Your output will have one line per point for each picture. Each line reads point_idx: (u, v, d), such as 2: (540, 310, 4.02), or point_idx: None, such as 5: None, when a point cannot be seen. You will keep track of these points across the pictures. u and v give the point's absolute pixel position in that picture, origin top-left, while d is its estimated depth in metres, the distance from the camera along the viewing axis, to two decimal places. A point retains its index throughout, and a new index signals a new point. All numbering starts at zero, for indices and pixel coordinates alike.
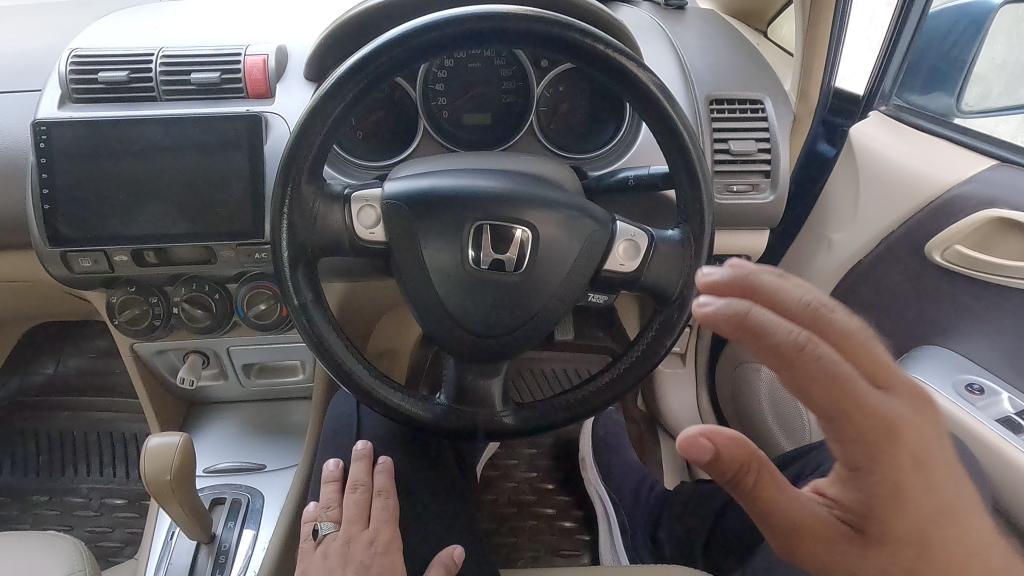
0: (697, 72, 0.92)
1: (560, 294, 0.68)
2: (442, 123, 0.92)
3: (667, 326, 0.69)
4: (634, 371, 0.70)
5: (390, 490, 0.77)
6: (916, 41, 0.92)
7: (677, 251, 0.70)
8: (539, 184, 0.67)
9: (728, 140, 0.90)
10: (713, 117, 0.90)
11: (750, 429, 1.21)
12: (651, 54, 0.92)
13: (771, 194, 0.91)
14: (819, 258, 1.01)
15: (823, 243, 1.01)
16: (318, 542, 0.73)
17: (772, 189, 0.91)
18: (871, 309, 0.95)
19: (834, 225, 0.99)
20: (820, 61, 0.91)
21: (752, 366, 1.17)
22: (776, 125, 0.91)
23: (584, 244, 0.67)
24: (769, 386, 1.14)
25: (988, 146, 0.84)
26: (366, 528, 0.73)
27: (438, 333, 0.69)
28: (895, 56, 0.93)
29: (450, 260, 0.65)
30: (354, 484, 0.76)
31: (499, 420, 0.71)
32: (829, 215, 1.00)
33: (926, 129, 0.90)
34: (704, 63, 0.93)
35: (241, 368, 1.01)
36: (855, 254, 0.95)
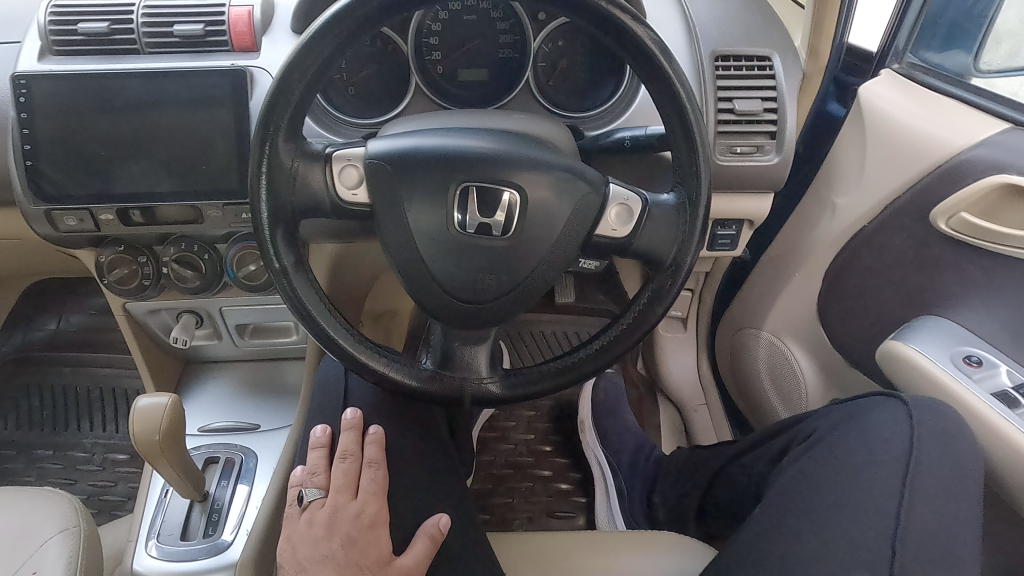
0: (703, 25, 0.88)
1: (549, 259, 0.66)
2: (435, 79, 0.89)
3: (659, 295, 0.68)
4: (625, 339, 0.69)
5: (380, 461, 0.77)
6: None
7: (671, 216, 0.67)
8: (530, 145, 0.64)
9: (733, 99, 0.87)
10: (718, 74, 0.87)
11: (746, 396, 1.20)
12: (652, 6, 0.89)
13: (776, 156, 0.88)
14: (823, 223, 0.98)
15: (827, 207, 0.98)
16: (303, 509, 0.75)
17: (777, 152, 0.88)
18: (874, 276, 0.92)
19: (838, 188, 0.96)
20: (833, 14, 0.88)
21: (750, 331, 1.15)
22: (783, 84, 0.87)
23: (574, 207, 0.65)
24: (768, 352, 1.12)
25: (1003, 108, 0.79)
26: (353, 499, 0.73)
27: (424, 298, 0.67)
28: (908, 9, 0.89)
29: (436, 222, 0.63)
30: (343, 454, 0.77)
31: (485, 387, 0.70)
32: (835, 177, 0.97)
33: (938, 88, 0.86)
34: (711, 16, 0.88)
35: (235, 329, 1.01)
36: (859, 219, 0.92)
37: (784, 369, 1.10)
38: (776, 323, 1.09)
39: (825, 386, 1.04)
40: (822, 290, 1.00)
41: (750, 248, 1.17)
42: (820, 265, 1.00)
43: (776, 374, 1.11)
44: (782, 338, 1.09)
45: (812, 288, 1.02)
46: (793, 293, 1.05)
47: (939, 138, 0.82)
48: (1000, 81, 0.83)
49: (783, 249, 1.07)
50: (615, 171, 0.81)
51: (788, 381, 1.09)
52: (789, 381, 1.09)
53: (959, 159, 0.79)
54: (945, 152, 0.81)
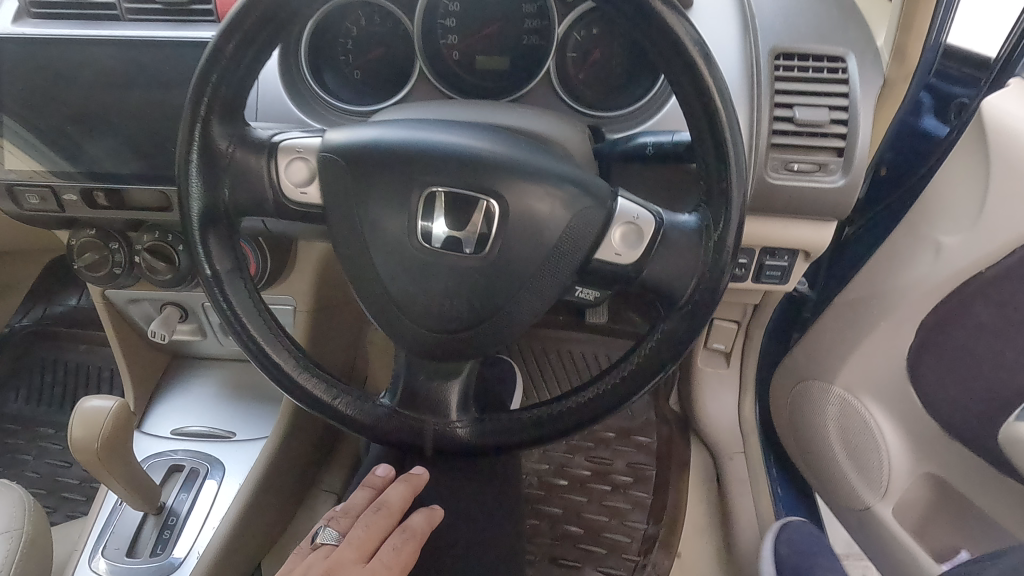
0: (765, 17, 0.73)
1: (534, 285, 0.54)
2: (450, 66, 0.78)
3: (674, 338, 0.55)
4: (625, 390, 0.56)
5: (417, 533, 0.67)
6: None
7: (691, 242, 0.54)
8: (518, 145, 0.52)
9: (794, 105, 0.72)
10: (777, 75, 0.73)
11: (809, 452, 1.05)
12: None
13: (842, 178, 0.73)
14: (922, 266, 0.83)
15: (930, 246, 0.82)
16: (314, 548, 0.66)
17: (841, 173, 0.72)
18: (989, 334, 0.76)
19: (945, 226, 0.80)
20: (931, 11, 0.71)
21: (816, 384, 1.00)
22: (858, 90, 0.72)
23: (570, 225, 0.52)
24: (839, 411, 0.97)
25: None
26: (363, 564, 0.63)
27: (383, 320, 0.56)
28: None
29: (396, 232, 0.52)
30: (381, 504, 0.68)
31: (454, 432, 0.59)
32: (941, 212, 0.81)
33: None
34: (777, 5, 0.73)
35: (219, 327, 0.93)
36: (971, 265, 0.76)
37: (860, 432, 0.95)
38: (852, 378, 0.94)
39: (915, 453, 0.90)
40: (915, 344, 0.85)
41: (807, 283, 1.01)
42: (913, 314, 0.84)
43: (849, 435, 0.96)
44: (858, 397, 0.94)
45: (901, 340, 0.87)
46: (875, 343, 0.89)
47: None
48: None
49: (863, 291, 0.92)
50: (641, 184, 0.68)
51: (864, 446, 0.94)
52: (868, 446, 0.94)
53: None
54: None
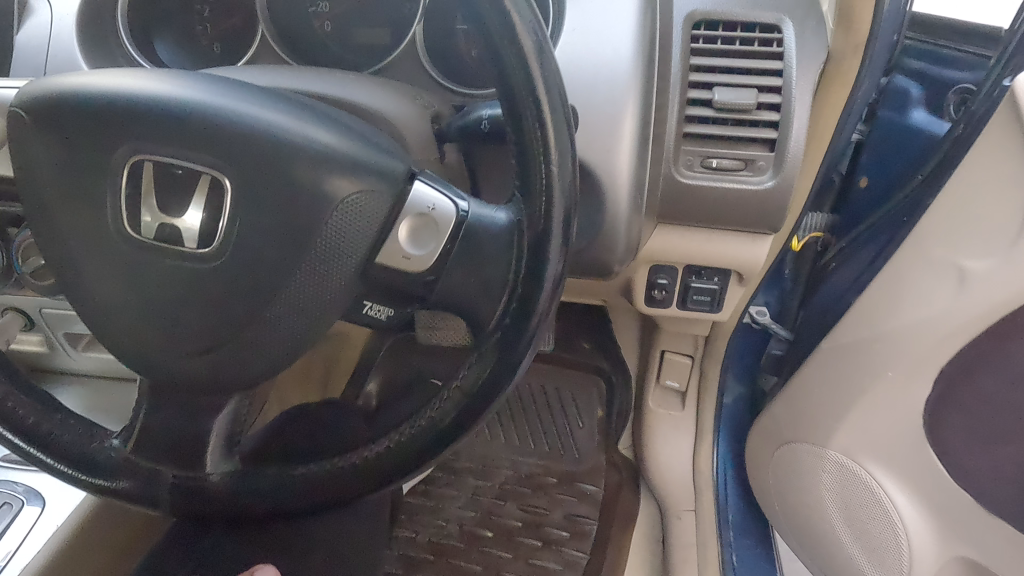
0: None
1: (295, 293, 0.40)
2: (323, 40, 0.64)
3: (480, 389, 0.40)
4: (419, 449, 0.42)
5: None
6: None
7: (495, 250, 0.40)
8: (264, 101, 0.39)
9: (714, 86, 0.57)
10: (694, 49, 0.57)
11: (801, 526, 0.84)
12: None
13: (772, 179, 0.57)
14: (940, 298, 0.64)
15: (949, 270, 0.63)
16: None
17: (769, 176, 0.57)
18: None
19: (963, 244, 0.62)
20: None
21: (802, 447, 0.80)
22: (795, 68, 0.56)
23: (334, 213, 0.39)
24: (837, 479, 0.77)
25: None
26: None
27: (106, 333, 0.43)
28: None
29: (99, 217, 0.39)
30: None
31: (204, 489, 0.44)
32: (958, 226, 0.62)
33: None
34: None
35: (65, 338, 0.81)
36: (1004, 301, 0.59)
37: (867, 506, 0.75)
38: (849, 439, 0.73)
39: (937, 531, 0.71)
40: (936, 396, 0.67)
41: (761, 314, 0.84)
42: (927, 360, 0.66)
43: (852, 509, 0.76)
44: (864, 464, 0.73)
45: (920, 391, 0.68)
46: (878, 398, 0.70)
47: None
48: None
49: (853, 334, 0.73)
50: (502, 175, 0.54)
51: (874, 521, 0.75)
52: (878, 522, 0.74)
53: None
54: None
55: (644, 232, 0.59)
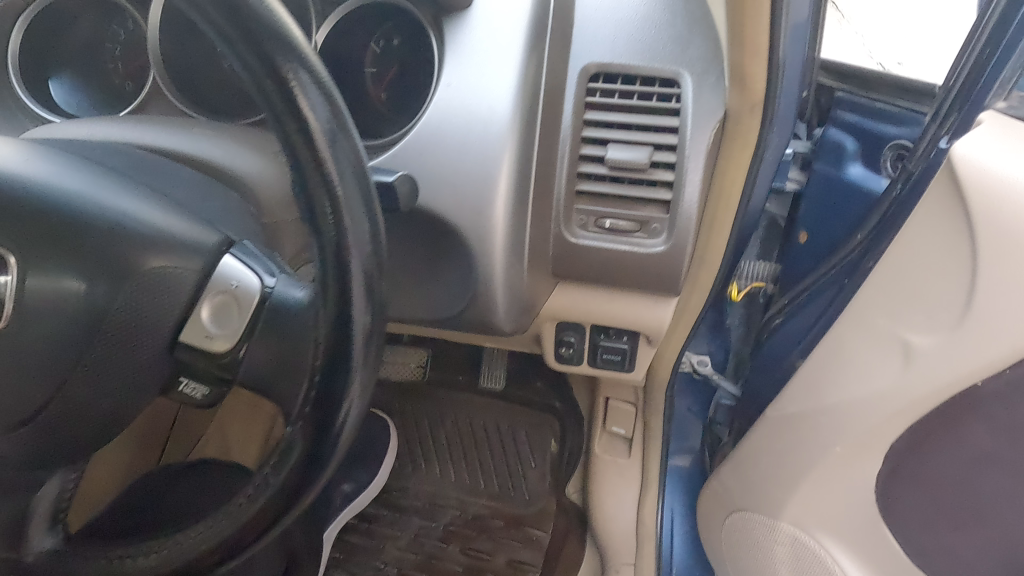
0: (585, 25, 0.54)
1: (96, 371, 0.38)
2: None
3: (306, 457, 0.36)
4: (240, 524, 0.37)
5: None
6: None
7: (299, 329, 0.37)
8: (60, 168, 0.37)
9: (608, 142, 0.54)
10: (591, 102, 0.54)
11: None
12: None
13: (663, 242, 0.53)
14: (886, 374, 0.62)
15: (894, 344, 0.61)
16: None
17: (661, 238, 0.53)
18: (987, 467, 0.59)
19: (909, 317, 0.60)
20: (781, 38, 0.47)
21: (757, 514, 0.79)
22: (689, 126, 0.53)
23: (128, 286, 0.37)
24: (790, 549, 0.75)
25: None
26: None
27: None
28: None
29: None
30: None
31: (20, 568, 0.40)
32: (897, 296, 0.60)
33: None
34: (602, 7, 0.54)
35: None
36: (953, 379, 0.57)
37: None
38: (801, 510, 0.72)
39: None
40: (886, 472, 0.65)
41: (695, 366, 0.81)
42: (877, 435, 0.64)
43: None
44: (814, 535, 0.71)
45: (870, 466, 0.66)
46: (827, 470, 0.69)
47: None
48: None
49: (800, 406, 0.72)
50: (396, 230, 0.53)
51: None
52: None
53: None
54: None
55: (539, 294, 0.57)
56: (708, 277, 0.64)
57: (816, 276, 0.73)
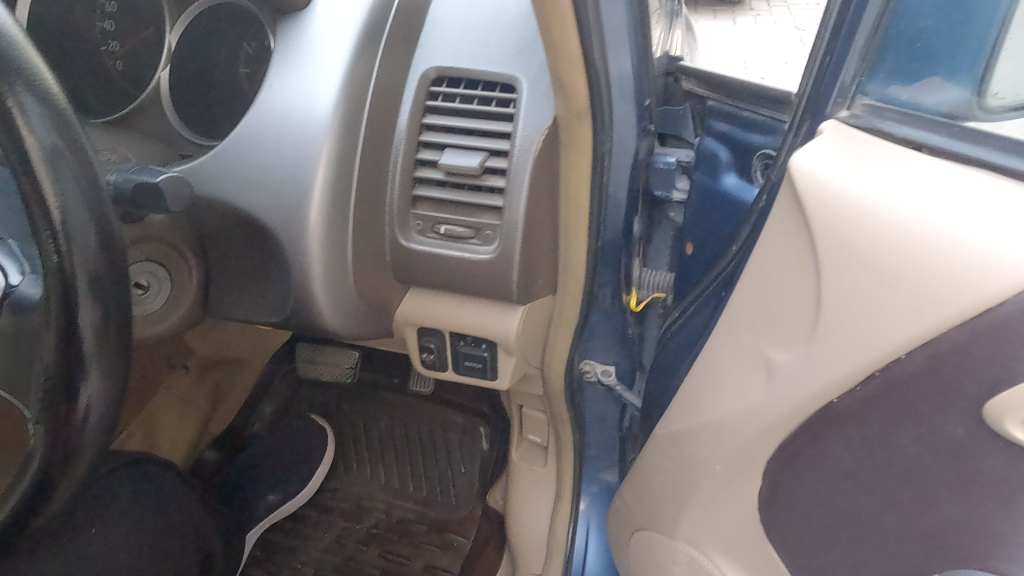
0: (428, 40, 0.55)
1: None
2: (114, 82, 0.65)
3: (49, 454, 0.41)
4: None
5: None
6: (885, 28, 0.49)
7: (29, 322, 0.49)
8: None
9: (443, 148, 0.54)
10: (429, 108, 0.54)
11: None
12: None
13: (490, 250, 0.53)
14: (753, 392, 0.59)
15: (758, 362, 0.58)
16: None
17: (491, 247, 0.53)
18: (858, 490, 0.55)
19: (769, 335, 0.57)
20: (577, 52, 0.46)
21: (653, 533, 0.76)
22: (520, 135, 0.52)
23: None
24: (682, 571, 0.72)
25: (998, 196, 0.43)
26: None
27: None
28: (854, 20, 0.50)
29: None
30: None
31: None
32: (761, 314, 0.58)
33: (941, 150, 0.46)
34: (446, 24, 0.55)
35: None
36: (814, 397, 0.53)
37: None
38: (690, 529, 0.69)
39: None
40: (764, 492, 0.62)
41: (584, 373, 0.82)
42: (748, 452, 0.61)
43: None
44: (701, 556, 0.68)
45: (747, 484, 0.64)
46: (708, 489, 0.66)
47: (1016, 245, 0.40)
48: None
49: (685, 422, 0.69)
50: (220, 267, 0.61)
51: None
52: None
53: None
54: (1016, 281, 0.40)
55: (378, 298, 0.57)
56: (579, 285, 0.63)
57: (705, 284, 0.69)
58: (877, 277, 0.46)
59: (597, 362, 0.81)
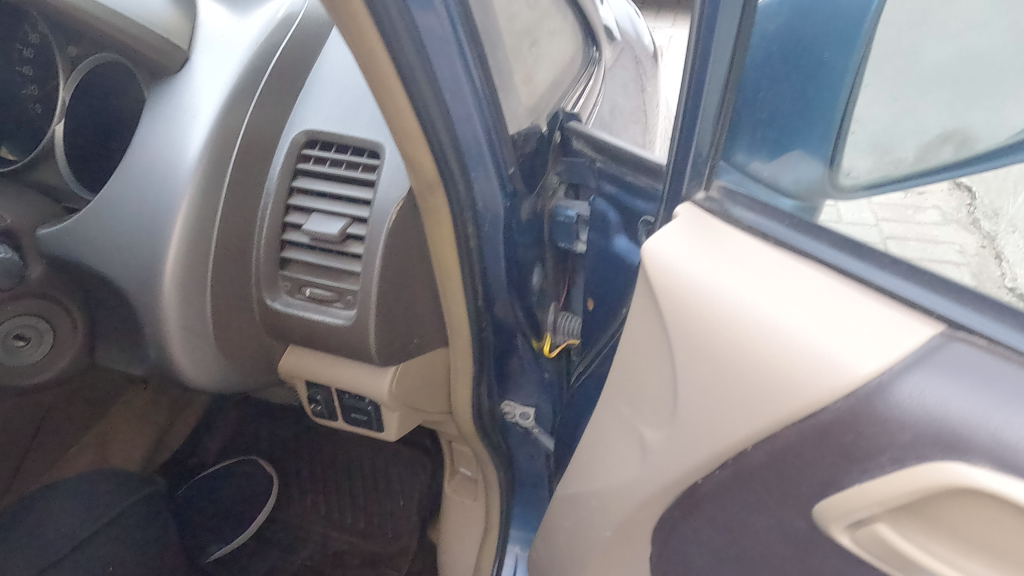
0: (307, 109, 0.58)
1: None
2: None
3: None
4: None
5: None
6: (735, 99, 0.45)
7: None
8: None
9: (313, 212, 0.57)
10: (304, 171, 0.58)
11: None
12: (206, 51, 0.58)
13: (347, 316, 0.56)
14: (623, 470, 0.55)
15: (632, 438, 0.53)
16: None
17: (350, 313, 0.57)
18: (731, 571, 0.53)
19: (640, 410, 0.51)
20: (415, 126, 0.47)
21: None
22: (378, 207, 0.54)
23: None
24: None
25: (835, 292, 0.40)
26: None
27: None
28: (698, 93, 0.44)
29: None
30: None
31: None
32: (632, 391, 0.52)
33: (777, 238, 0.44)
34: (324, 95, 0.58)
35: None
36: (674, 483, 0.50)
37: None
38: None
39: None
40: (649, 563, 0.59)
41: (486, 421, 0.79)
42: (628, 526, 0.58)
43: None
44: None
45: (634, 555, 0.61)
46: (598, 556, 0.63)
47: (833, 349, 0.38)
48: (984, 141, 0.43)
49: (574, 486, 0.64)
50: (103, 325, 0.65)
51: None
52: None
53: (862, 396, 0.37)
54: (831, 386, 0.38)
55: (239, 351, 0.60)
56: (463, 339, 0.63)
57: (601, 347, 0.69)
58: (717, 373, 0.43)
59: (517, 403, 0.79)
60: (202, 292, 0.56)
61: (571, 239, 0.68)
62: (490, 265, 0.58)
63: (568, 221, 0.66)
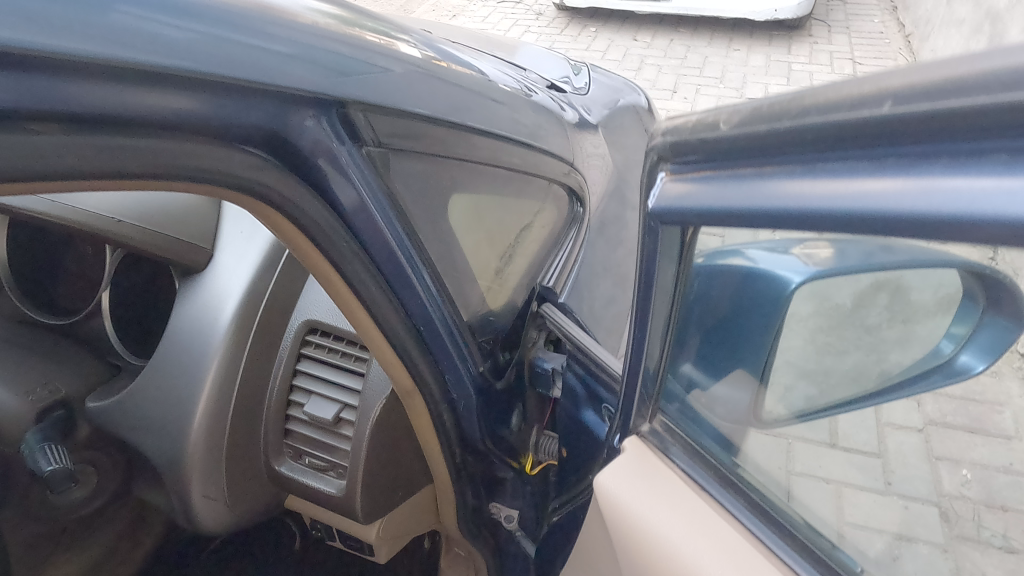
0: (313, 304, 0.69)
1: None
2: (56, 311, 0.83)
3: None
4: None
5: None
6: (679, 325, 0.53)
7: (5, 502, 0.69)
8: None
9: (311, 393, 0.69)
10: (306, 355, 0.70)
11: None
12: (228, 251, 0.68)
13: (337, 486, 0.70)
14: None
15: None
16: None
17: (340, 483, 0.70)
18: None
19: None
20: (389, 331, 0.58)
21: None
22: (363, 398, 0.67)
23: None
24: None
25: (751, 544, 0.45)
26: None
27: None
28: (640, 341, 0.54)
29: None
30: None
31: None
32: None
33: (706, 487, 0.50)
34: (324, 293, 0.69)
35: None
36: None
37: None
38: None
39: None
40: None
41: (482, 531, 0.81)
42: None
43: None
44: None
45: None
46: None
47: None
48: (915, 288, 0.40)
49: None
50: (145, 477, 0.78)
51: None
52: None
53: None
54: None
55: (249, 491, 0.75)
56: (448, 492, 0.78)
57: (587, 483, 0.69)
58: None
59: (503, 507, 0.78)
60: (221, 454, 0.71)
61: (549, 388, 0.72)
62: (468, 434, 0.70)
63: (544, 375, 0.71)
